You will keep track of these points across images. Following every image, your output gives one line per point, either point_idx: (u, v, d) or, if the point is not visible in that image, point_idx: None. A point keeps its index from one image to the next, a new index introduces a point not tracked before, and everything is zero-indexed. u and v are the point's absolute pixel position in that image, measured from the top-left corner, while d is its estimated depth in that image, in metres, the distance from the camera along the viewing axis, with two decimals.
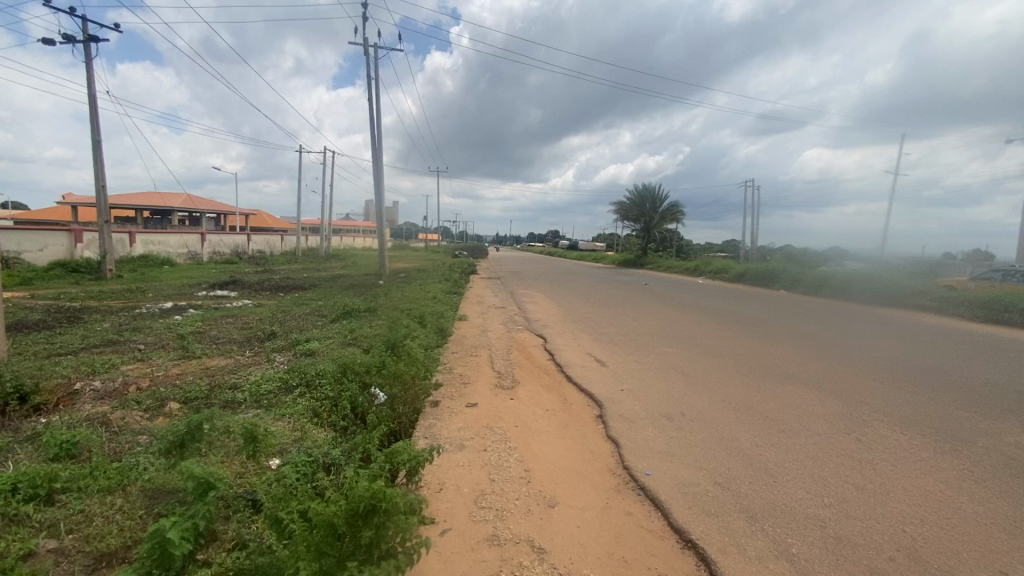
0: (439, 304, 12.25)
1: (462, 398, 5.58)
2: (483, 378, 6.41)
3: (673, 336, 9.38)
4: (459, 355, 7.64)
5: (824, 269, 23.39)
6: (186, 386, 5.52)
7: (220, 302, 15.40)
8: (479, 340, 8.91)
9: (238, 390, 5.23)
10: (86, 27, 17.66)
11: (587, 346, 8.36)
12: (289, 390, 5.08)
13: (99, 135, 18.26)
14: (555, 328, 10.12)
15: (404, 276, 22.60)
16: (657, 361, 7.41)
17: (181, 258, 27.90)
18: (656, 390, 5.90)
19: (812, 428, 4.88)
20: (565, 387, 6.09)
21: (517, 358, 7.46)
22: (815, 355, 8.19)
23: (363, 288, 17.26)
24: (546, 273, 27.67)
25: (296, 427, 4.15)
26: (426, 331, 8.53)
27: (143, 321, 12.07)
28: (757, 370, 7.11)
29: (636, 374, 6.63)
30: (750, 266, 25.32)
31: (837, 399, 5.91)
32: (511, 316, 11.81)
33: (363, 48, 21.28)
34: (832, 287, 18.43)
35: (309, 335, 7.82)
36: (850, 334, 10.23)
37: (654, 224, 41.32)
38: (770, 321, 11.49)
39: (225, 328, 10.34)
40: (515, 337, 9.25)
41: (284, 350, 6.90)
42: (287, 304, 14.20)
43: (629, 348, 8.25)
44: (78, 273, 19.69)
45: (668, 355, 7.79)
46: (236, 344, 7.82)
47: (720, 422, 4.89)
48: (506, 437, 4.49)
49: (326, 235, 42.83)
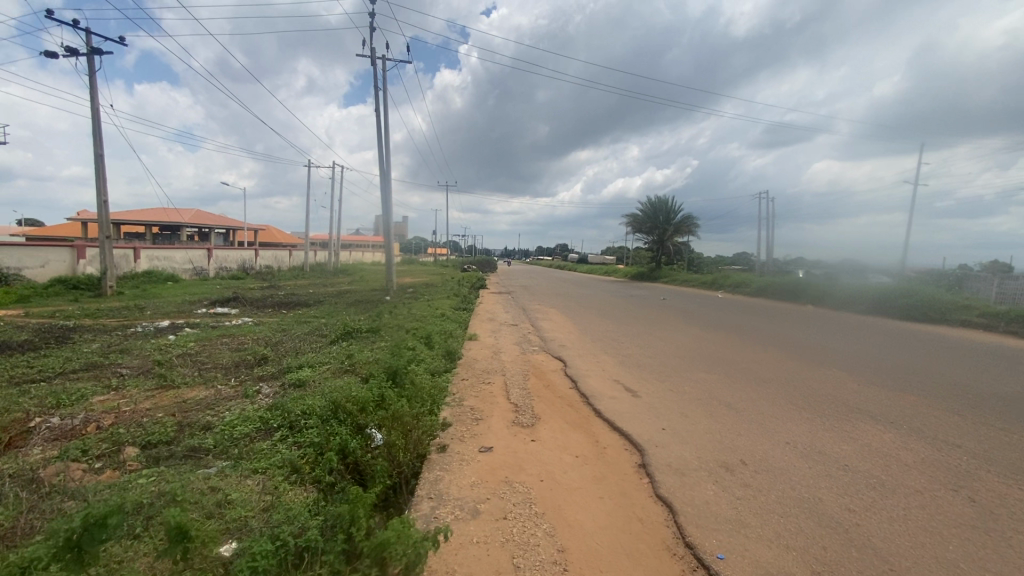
0: (447, 322, 11.37)
1: (474, 439, 4.71)
2: (498, 413, 5.50)
3: (707, 359, 8.50)
4: (468, 383, 6.75)
5: (850, 283, 22.38)
6: (151, 426, 4.74)
7: (219, 320, 14.68)
8: (490, 364, 8.01)
9: (209, 433, 4.41)
10: (91, 40, 17.46)
11: (613, 371, 7.46)
12: (268, 433, 4.26)
13: (101, 149, 17.95)
14: (575, 349, 9.22)
15: (413, 291, 21.91)
16: (697, 389, 6.54)
17: (186, 273, 27.43)
18: (705, 430, 5.00)
19: (909, 484, 3.95)
20: (594, 425, 5.20)
21: (535, 387, 6.57)
22: (874, 383, 7.23)
23: (369, 304, 16.55)
24: (558, 288, 26.85)
25: (268, 487, 3.32)
26: (433, 356, 7.67)
27: (133, 342, 11.32)
28: (814, 402, 6.20)
29: (674, 407, 5.77)
30: (771, 280, 24.36)
31: (922, 441, 4.96)
32: (525, 335, 10.94)
33: (371, 60, 20.94)
34: (863, 301, 17.40)
35: (303, 361, 6.99)
36: (902, 355, 9.23)
37: (668, 237, 40.49)
38: (809, 341, 10.52)
39: (217, 351, 9.53)
40: (531, 360, 8.33)
41: (271, 380, 6.08)
42: (288, 322, 13.46)
43: (660, 374, 7.37)
44: (79, 290, 19.23)
45: (707, 383, 6.90)
46: (221, 371, 6.99)
47: (793, 477, 3.99)
48: (533, 498, 3.60)
49: (335, 250, 42.57)
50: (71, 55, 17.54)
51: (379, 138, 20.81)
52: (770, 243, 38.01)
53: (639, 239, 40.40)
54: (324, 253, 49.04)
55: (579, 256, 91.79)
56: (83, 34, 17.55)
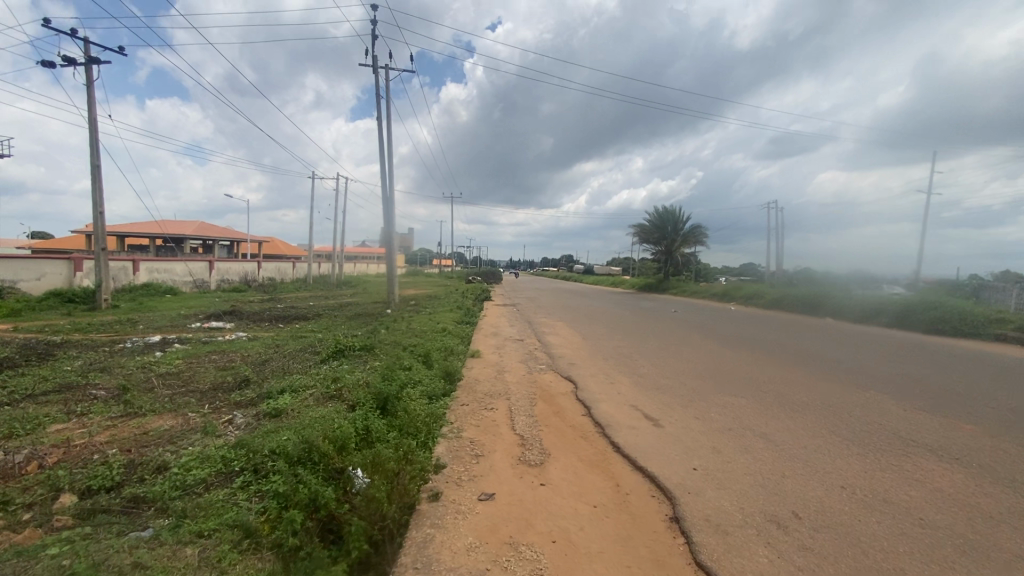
0: (448, 338, 10.68)
1: (473, 482, 4.02)
2: (501, 448, 4.81)
3: (730, 379, 7.80)
4: (468, 409, 6.04)
5: (867, 294, 21.53)
6: (99, 466, 4.09)
7: (212, 335, 14.06)
8: (493, 386, 7.29)
9: (160, 477, 3.74)
10: (88, 49, 17.20)
11: (628, 394, 6.76)
12: (229, 479, 3.59)
13: (97, 159, 17.59)
14: (585, 368, 8.51)
15: (415, 303, 21.30)
16: (726, 417, 5.83)
17: (186, 286, 26.99)
18: (743, 471, 4.28)
19: (1004, 548, 3.24)
20: (613, 464, 4.49)
21: (543, 415, 5.86)
22: (921, 408, 6.49)
23: (369, 318, 15.92)
24: (565, 300, 26.17)
25: (212, 559, 2.65)
26: (431, 378, 6.98)
27: (117, 359, 10.72)
28: (860, 431, 5.48)
29: (703, 439, 5.08)
30: (784, 292, 23.60)
31: (998, 484, 4.25)
32: (530, 352, 10.24)
33: (373, 69, 20.59)
34: (885, 313, 16.59)
35: (287, 384, 6.31)
36: (942, 374, 8.47)
37: (677, 247, 39.78)
38: (836, 358, 9.77)
39: (201, 370, 8.88)
40: (538, 381, 7.61)
41: (248, 408, 5.41)
42: (283, 338, 12.83)
43: (682, 398, 6.67)
44: (73, 303, 18.80)
45: (736, 410, 6.20)
46: (197, 395, 6.32)
47: (862, 539, 3.29)
48: (543, 568, 2.90)
49: (338, 262, 42.17)
50: (70, 65, 17.30)
51: (381, 148, 20.40)
52: (780, 253, 37.16)
53: (646, 249, 39.70)
54: (328, 265, 48.61)
55: (584, 268, 91.21)
56: (83, 43, 17.31)
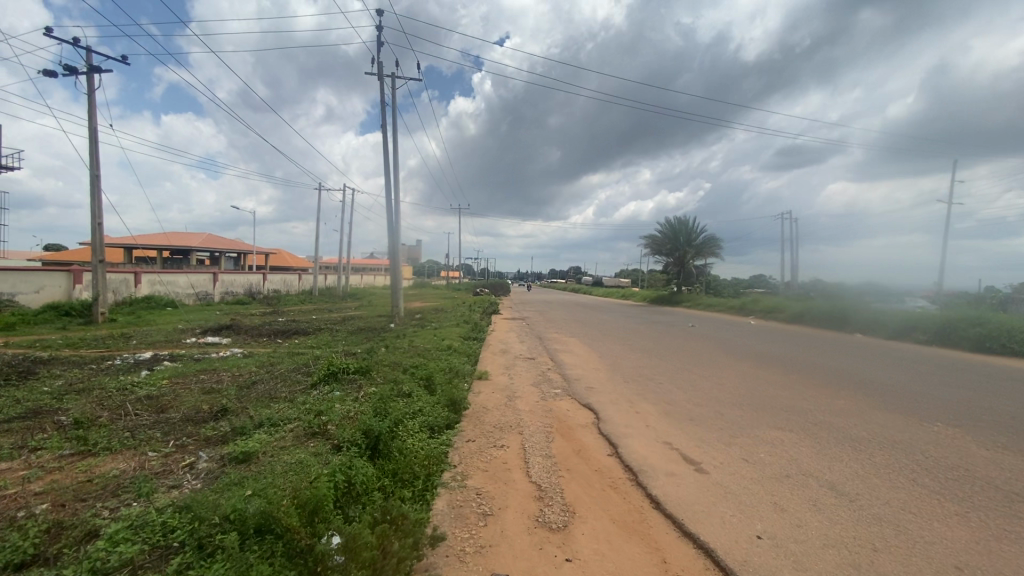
0: (453, 357, 9.82)
1: (480, 557, 3.17)
2: (515, 504, 3.95)
3: (773, 410, 6.86)
4: (474, 448, 5.17)
5: (895, 307, 20.48)
6: (11, 532, 3.27)
7: (206, 351, 13.31)
8: (503, 416, 6.40)
9: (80, 554, 2.93)
10: (89, 58, 16.85)
11: (660, 429, 5.86)
12: (162, 562, 2.78)
13: (97, 169, 17.17)
14: (605, 393, 7.59)
15: (420, 317, 20.53)
16: (779, 461, 4.93)
17: (189, 299, 26.44)
18: (821, 542, 3.38)
19: None
20: (655, 528, 3.62)
21: (564, 456, 4.99)
22: (1008, 447, 5.52)
23: (372, 334, 15.16)
24: (575, 313, 25.23)
25: None
26: (432, 407, 6.15)
27: (98, 379, 9.95)
28: (947, 482, 4.55)
29: (760, 495, 4.17)
30: (806, 305, 22.57)
31: None
32: (543, 373, 9.37)
33: (380, 77, 20.03)
34: (920, 328, 15.53)
35: (267, 415, 5.51)
36: (1014, 402, 7.46)
37: (690, 259, 38.87)
38: (883, 382, 8.82)
39: (182, 394, 8.07)
40: (554, 410, 6.69)
41: (216, 449, 4.62)
42: (279, 355, 12.08)
43: (721, 434, 5.77)
44: (69, 316, 18.24)
45: (787, 449, 5.30)
46: (164, 429, 5.50)
47: None
48: None
49: (345, 275, 41.72)
50: (71, 73, 16.95)
51: (386, 157, 19.79)
52: (797, 265, 36.08)
53: (659, 261, 38.82)
54: (335, 276, 48.17)
55: (594, 280, 90.29)
56: (84, 52, 16.98)
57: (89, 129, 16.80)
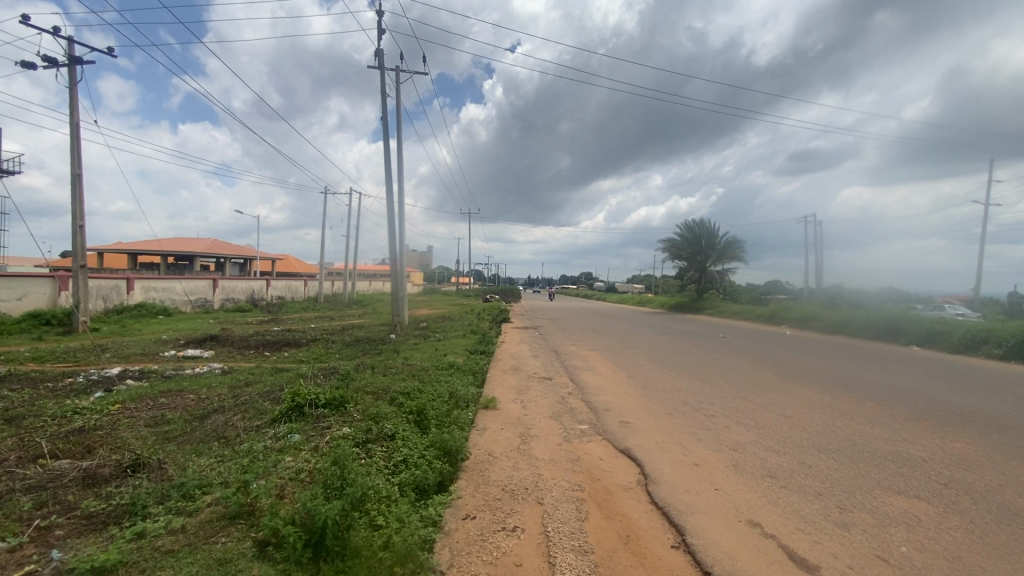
0: (454, 379, 8.16)
1: None
2: None
3: (875, 461, 5.10)
4: (473, 533, 3.53)
5: (949, 315, 18.50)
6: None
7: (183, 366, 11.92)
8: (515, 469, 4.74)
9: None
10: (71, 48, 15.82)
11: (739, 496, 4.16)
12: None
13: (77, 167, 16.04)
14: (646, 432, 5.91)
15: (425, 327, 18.95)
16: (941, 565, 3.20)
17: (186, 306, 25.23)
18: None
19: None
20: None
21: (606, 551, 3.32)
22: None
23: (369, 346, 13.66)
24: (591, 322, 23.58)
25: None
26: (419, 458, 4.52)
27: (41, 403, 8.48)
28: None
29: None
30: (846, 313, 20.72)
31: None
32: (563, 400, 7.68)
33: (381, 69, 18.71)
34: (992, 341, 13.53)
35: (184, 477, 3.93)
36: None
37: (711, 265, 37.09)
38: (995, 414, 6.99)
39: (120, 428, 6.55)
40: (583, 460, 5.03)
41: (77, 547, 3.04)
42: (259, 373, 10.55)
43: (827, 506, 4.03)
44: (49, 326, 17.00)
45: (938, 536, 3.57)
46: (42, 496, 3.91)
47: None
48: None
49: (351, 282, 40.54)
50: (52, 66, 15.90)
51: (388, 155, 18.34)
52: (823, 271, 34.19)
53: (677, 267, 37.10)
54: (343, 283, 47.04)
55: (607, 285, 88.26)
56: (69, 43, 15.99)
57: (71, 123, 15.72)
